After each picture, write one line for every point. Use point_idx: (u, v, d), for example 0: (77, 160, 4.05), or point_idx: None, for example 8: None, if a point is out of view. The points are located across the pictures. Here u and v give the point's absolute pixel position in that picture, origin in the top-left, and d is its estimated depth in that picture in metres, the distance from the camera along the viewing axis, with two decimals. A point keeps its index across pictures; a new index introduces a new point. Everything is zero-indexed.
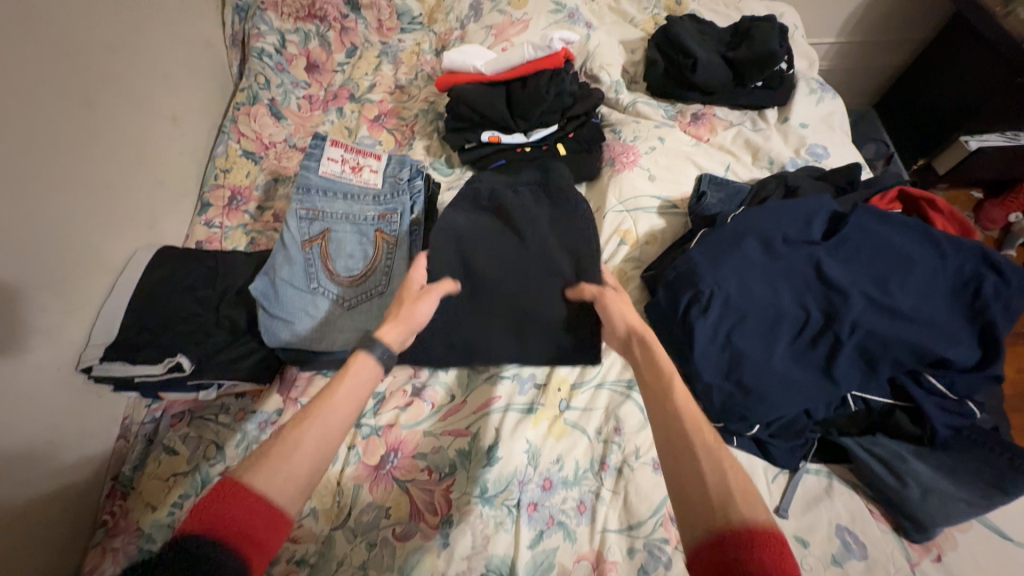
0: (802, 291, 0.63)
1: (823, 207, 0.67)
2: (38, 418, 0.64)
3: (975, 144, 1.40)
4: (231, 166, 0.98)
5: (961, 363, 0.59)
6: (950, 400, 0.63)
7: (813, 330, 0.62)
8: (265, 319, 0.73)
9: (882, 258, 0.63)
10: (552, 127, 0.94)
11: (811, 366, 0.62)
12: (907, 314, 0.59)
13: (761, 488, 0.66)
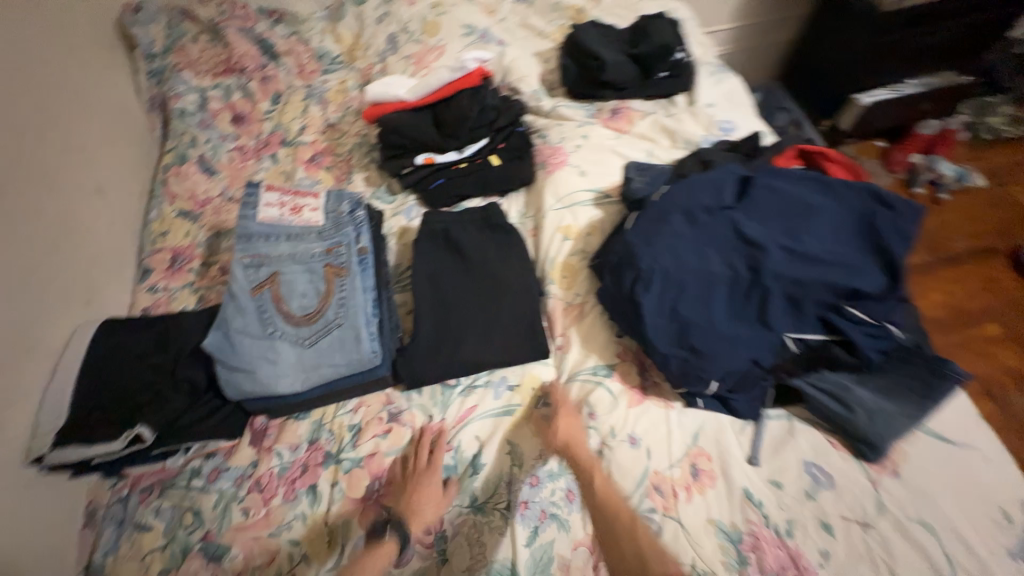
0: (729, 254, 0.69)
1: (732, 175, 0.74)
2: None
3: (868, 100, 1.68)
4: (168, 228, 0.97)
5: (876, 290, 0.65)
6: (873, 326, 0.66)
7: (744, 288, 0.67)
8: (225, 373, 0.72)
9: (790, 211, 0.69)
10: (481, 142, 0.98)
11: (750, 319, 0.67)
12: (819, 258, 0.66)
13: (731, 441, 0.71)
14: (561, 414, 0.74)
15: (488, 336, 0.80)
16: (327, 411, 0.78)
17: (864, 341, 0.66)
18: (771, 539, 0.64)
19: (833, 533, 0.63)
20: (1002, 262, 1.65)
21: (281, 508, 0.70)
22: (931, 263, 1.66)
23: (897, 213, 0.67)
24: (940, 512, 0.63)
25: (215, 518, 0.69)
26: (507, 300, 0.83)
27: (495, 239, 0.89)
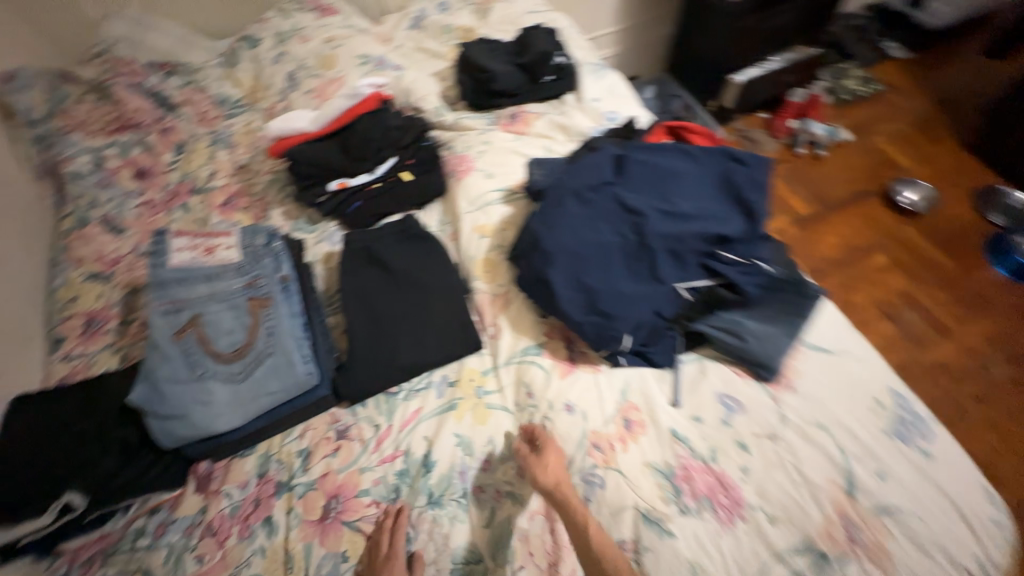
0: (619, 224, 0.77)
1: (613, 159, 0.84)
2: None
3: (742, 78, 1.91)
4: (77, 294, 0.93)
5: (741, 232, 0.77)
6: (744, 265, 0.77)
7: (637, 251, 0.76)
8: (156, 423, 0.71)
9: (662, 180, 0.80)
10: (390, 160, 1.03)
11: (646, 277, 0.75)
12: (690, 214, 0.76)
13: (655, 389, 0.79)
14: (551, 451, 0.72)
15: (422, 339, 0.84)
16: (272, 442, 0.78)
17: (738, 279, 0.76)
18: (699, 467, 0.71)
19: (749, 451, 0.71)
20: (877, 201, 1.90)
21: (238, 546, 0.70)
22: (822, 211, 1.88)
23: (743, 168, 0.81)
24: (830, 412, 0.73)
25: (167, 572, 0.68)
26: (436, 302, 0.87)
27: (415, 248, 0.93)
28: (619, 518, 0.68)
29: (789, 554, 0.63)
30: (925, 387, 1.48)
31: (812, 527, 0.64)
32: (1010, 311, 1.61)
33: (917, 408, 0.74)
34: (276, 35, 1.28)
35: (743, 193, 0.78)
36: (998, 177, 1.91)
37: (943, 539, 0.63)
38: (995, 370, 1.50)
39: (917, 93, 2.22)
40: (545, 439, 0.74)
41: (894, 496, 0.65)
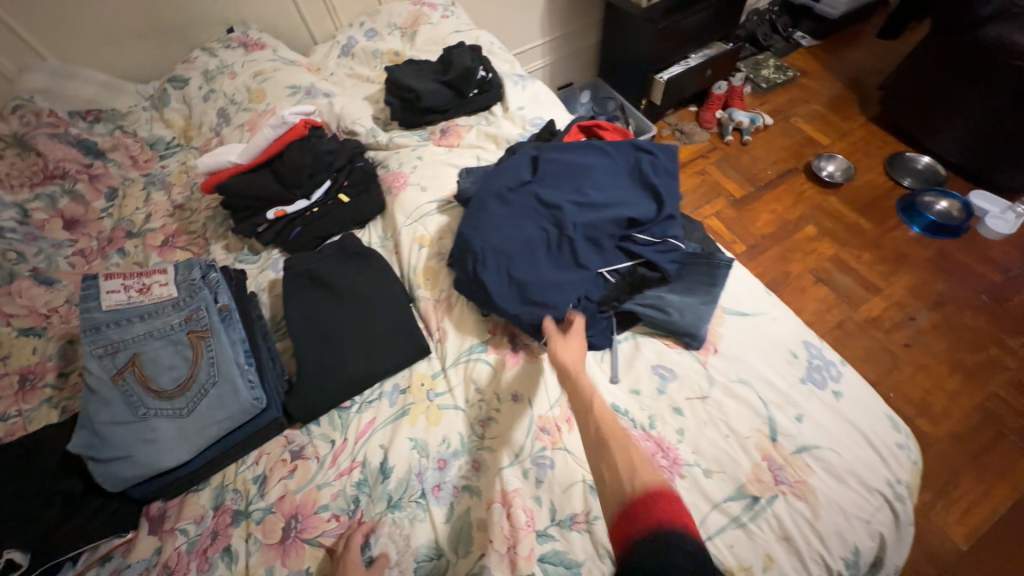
0: (540, 219, 0.83)
1: (534, 159, 0.91)
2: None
3: (665, 77, 2.01)
4: (8, 351, 0.89)
5: (649, 216, 0.84)
6: (659, 244, 0.84)
7: (559, 241, 0.81)
8: (100, 467, 0.71)
9: (576, 174, 0.87)
10: (326, 184, 1.06)
11: (570, 264, 0.81)
12: (601, 204, 0.83)
13: (596, 368, 0.82)
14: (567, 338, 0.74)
15: (370, 351, 0.86)
16: (227, 472, 0.79)
17: (654, 257, 0.84)
18: (639, 436, 0.75)
19: (683, 414, 0.77)
20: (803, 177, 2.04)
21: None
22: (755, 192, 2.01)
23: (647, 157, 0.89)
24: (751, 368, 0.80)
25: None
26: (382, 313, 0.90)
27: (356, 266, 0.96)
28: (570, 493, 0.72)
29: (725, 502, 0.69)
30: (862, 342, 1.60)
31: (742, 474, 0.70)
32: (927, 264, 1.76)
33: (827, 353, 0.82)
34: (204, 74, 1.29)
35: (648, 180, 0.87)
36: (904, 144, 2.10)
37: (854, 468, 0.71)
38: (919, 319, 1.64)
39: (828, 76, 2.40)
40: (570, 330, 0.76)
41: (811, 435, 0.73)
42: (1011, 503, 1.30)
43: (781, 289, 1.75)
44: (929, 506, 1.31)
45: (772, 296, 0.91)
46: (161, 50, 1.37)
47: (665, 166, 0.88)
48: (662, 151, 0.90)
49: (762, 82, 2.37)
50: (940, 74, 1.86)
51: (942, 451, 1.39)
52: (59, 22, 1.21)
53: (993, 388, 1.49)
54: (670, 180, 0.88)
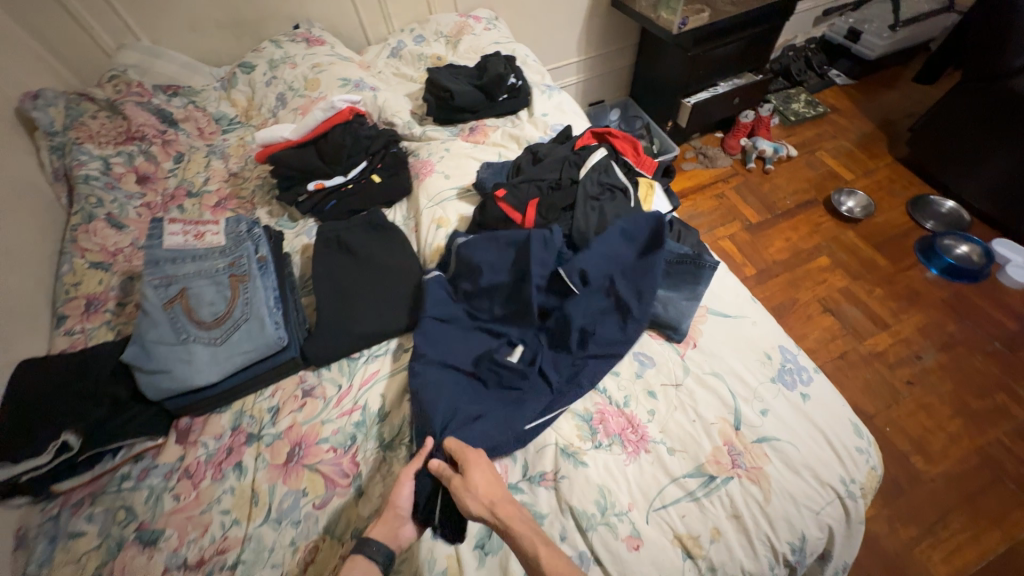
0: (478, 390, 0.86)
1: (487, 313, 0.94)
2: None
3: (692, 102, 2.08)
4: (81, 279, 1.05)
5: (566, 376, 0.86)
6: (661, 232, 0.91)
7: (496, 410, 0.82)
8: (145, 377, 0.83)
9: (511, 345, 0.90)
10: (361, 164, 1.19)
11: (499, 424, 0.79)
12: (534, 374, 0.86)
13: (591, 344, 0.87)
14: (476, 469, 0.70)
15: (381, 313, 0.96)
16: (246, 400, 0.90)
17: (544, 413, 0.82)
18: (613, 412, 0.83)
19: (656, 397, 0.84)
20: (822, 210, 2.06)
21: (210, 486, 0.80)
22: (772, 218, 2.04)
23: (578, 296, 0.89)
24: (726, 364, 0.86)
25: (147, 509, 0.78)
26: (398, 281, 1.00)
27: (379, 237, 1.07)
28: (542, 453, 0.79)
29: (684, 477, 0.76)
30: (864, 374, 1.61)
31: (702, 455, 0.77)
32: (942, 305, 1.76)
33: (800, 358, 0.88)
34: (270, 61, 1.46)
35: (570, 343, 0.87)
36: (929, 187, 2.10)
37: (810, 462, 0.76)
38: (926, 358, 1.63)
39: (859, 114, 2.42)
40: (467, 454, 0.72)
41: (772, 428, 0.79)
42: (1002, 549, 1.27)
43: (787, 314, 1.76)
44: (916, 542, 1.30)
45: (758, 302, 0.98)
46: (237, 40, 1.55)
47: (588, 318, 0.88)
48: (594, 296, 0.88)
49: (791, 114, 2.40)
50: (969, 125, 1.87)
51: (936, 489, 1.38)
52: (156, 10, 1.41)
53: (997, 434, 1.46)
54: (596, 336, 0.87)
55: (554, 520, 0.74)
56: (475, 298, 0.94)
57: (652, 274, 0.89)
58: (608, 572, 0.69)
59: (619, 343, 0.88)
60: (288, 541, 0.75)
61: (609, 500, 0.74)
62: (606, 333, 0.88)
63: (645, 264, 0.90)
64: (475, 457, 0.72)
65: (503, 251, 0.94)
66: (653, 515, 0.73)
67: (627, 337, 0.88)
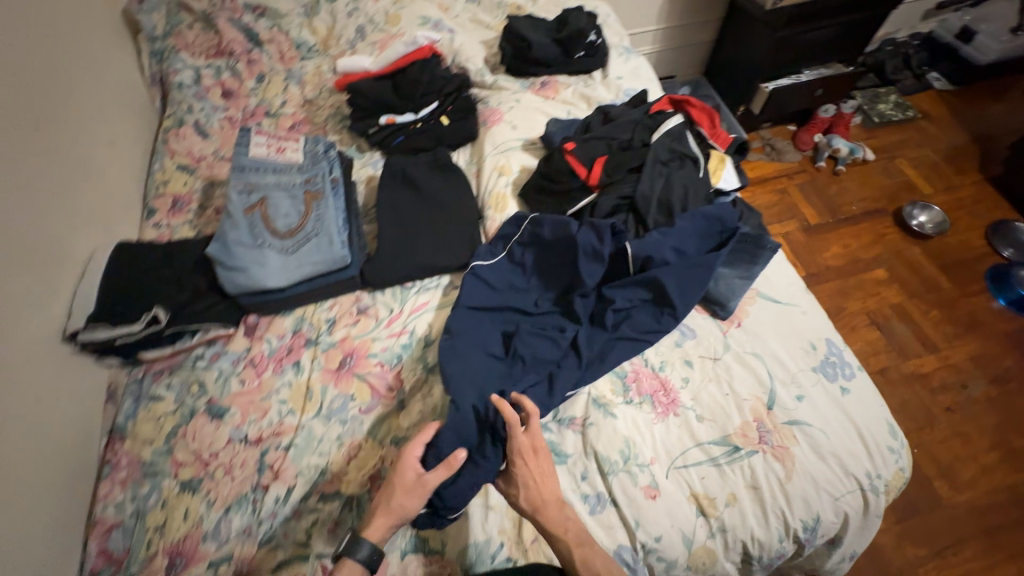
0: (512, 369, 0.86)
1: (525, 294, 0.95)
2: (24, 381, 0.75)
3: (771, 87, 1.97)
4: (169, 179, 1.14)
5: (599, 351, 0.87)
6: (726, 231, 0.92)
7: (531, 387, 0.82)
8: (225, 273, 0.90)
9: (544, 320, 0.91)
10: (433, 104, 1.20)
11: (534, 386, 0.82)
12: (566, 347, 0.87)
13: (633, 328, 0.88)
14: (534, 459, 0.71)
15: (438, 249, 1.00)
16: (307, 309, 0.97)
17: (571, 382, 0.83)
18: (647, 373, 0.86)
19: (692, 366, 0.86)
20: (889, 221, 1.95)
21: (271, 378, 0.88)
22: (833, 222, 1.95)
23: (618, 287, 0.90)
24: (768, 347, 0.86)
25: (216, 388, 0.87)
26: (457, 221, 1.04)
27: (443, 177, 1.11)
28: (574, 401, 0.83)
29: (708, 444, 0.78)
30: (902, 393, 1.56)
31: (731, 426, 0.79)
32: (1003, 338, 1.67)
33: (846, 354, 0.87)
34: None
35: (606, 323, 0.88)
36: (1017, 214, 1.94)
37: (838, 452, 0.77)
38: (972, 389, 1.57)
39: (954, 124, 2.24)
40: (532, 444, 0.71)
41: (806, 413, 0.79)
42: None
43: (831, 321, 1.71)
44: (921, 562, 1.30)
45: (811, 294, 0.96)
46: None
47: (627, 303, 0.89)
48: (635, 284, 0.89)
49: (875, 115, 2.22)
50: None
51: (956, 516, 1.36)
52: None
53: None
54: (630, 321, 0.88)
55: (576, 461, 0.78)
56: (516, 271, 0.97)
57: (698, 282, 0.88)
58: (623, 513, 0.73)
59: (655, 333, 0.87)
60: (335, 436, 0.82)
61: (633, 451, 0.77)
62: (640, 320, 0.88)
63: (695, 268, 0.88)
64: (538, 456, 0.71)
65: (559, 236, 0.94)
66: (674, 472, 0.76)
67: (661, 326, 0.88)
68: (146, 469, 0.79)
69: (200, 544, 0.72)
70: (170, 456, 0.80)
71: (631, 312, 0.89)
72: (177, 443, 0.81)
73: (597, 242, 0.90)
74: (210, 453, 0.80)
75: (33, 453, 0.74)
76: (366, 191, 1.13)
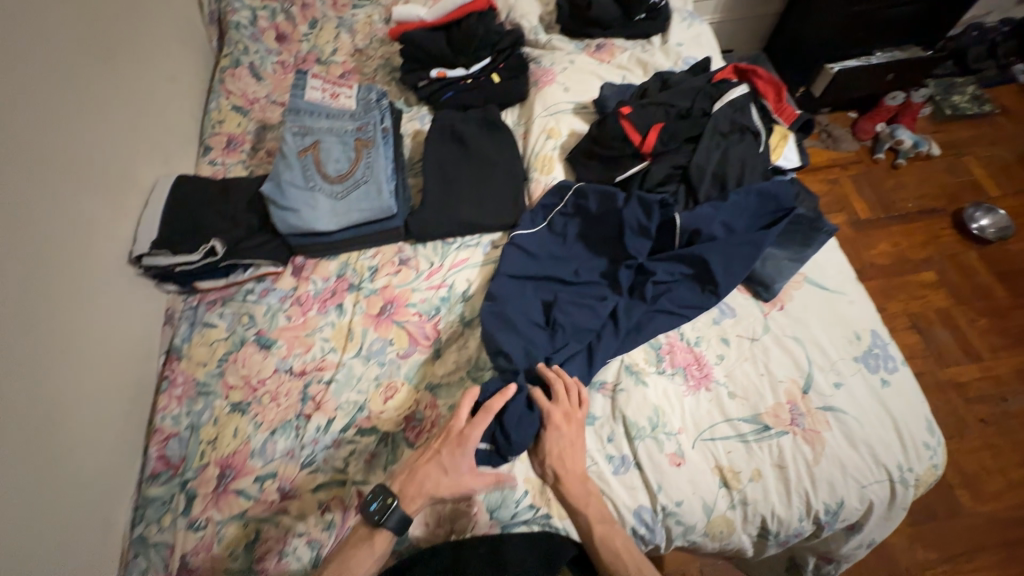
0: (552, 338, 0.85)
1: (565, 263, 0.94)
2: (94, 296, 0.82)
3: (836, 68, 1.85)
4: (224, 118, 1.17)
5: (638, 322, 0.87)
6: (780, 211, 0.89)
7: (569, 355, 0.83)
8: (277, 212, 0.93)
9: (583, 288, 0.91)
10: (485, 61, 1.19)
11: (570, 348, 0.84)
12: (605, 316, 0.87)
13: (674, 302, 0.87)
14: (568, 428, 0.75)
15: (483, 207, 1.01)
16: (351, 255, 1.00)
17: (608, 348, 0.83)
18: (682, 347, 0.86)
19: (729, 345, 0.85)
20: (947, 221, 1.84)
21: (316, 317, 0.92)
22: (886, 219, 1.85)
23: (661, 261, 0.89)
24: (810, 333, 0.85)
25: (264, 321, 0.91)
26: (502, 181, 1.04)
27: (491, 135, 1.10)
28: (607, 365, 0.84)
29: (738, 420, 0.79)
30: (935, 400, 1.52)
31: (763, 406, 0.79)
32: None
33: (892, 346, 0.85)
34: None
35: (646, 294, 0.87)
36: None
37: (871, 441, 0.76)
38: (1013, 403, 1.51)
39: None
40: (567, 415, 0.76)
41: (841, 401, 0.79)
42: None
43: None
44: (931, 565, 1.29)
45: (860, 284, 0.93)
46: None
47: (668, 276, 0.88)
48: (677, 258, 0.88)
49: (947, 107, 2.06)
50: None
51: (974, 525, 1.33)
52: None
53: None
54: (669, 294, 0.88)
55: (604, 423, 0.80)
56: (558, 241, 0.96)
57: (744, 259, 0.86)
58: (645, 476, 0.75)
59: (692, 307, 0.87)
60: (373, 376, 0.85)
61: (662, 419, 0.79)
62: (681, 294, 0.88)
63: (744, 247, 0.87)
64: (571, 426, 0.76)
65: (608, 206, 0.93)
66: (700, 443, 0.77)
67: (703, 302, 0.87)
68: (200, 388, 0.86)
69: (249, 459, 0.78)
70: (221, 378, 0.86)
71: (672, 287, 0.88)
72: (227, 368, 0.87)
73: (642, 218, 0.90)
74: (258, 379, 0.85)
75: (102, 361, 0.81)
76: (413, 145, 1.13)
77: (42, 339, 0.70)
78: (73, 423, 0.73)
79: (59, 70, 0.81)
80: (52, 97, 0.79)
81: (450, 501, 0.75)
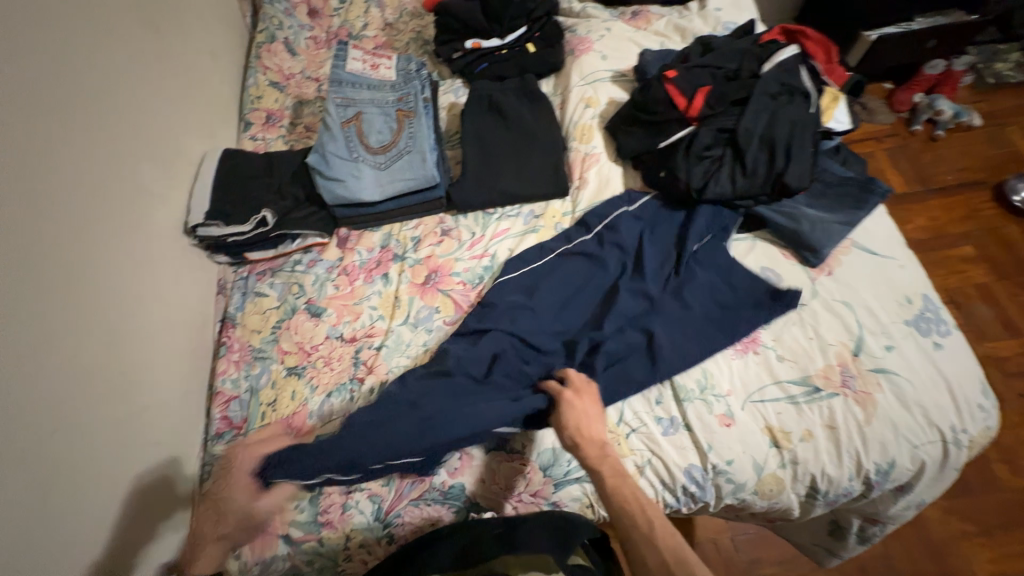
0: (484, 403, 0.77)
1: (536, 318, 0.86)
2: (154, 263, 0.85)
3: (875, 35, 1.79)
4: (262, 94, 1.18)
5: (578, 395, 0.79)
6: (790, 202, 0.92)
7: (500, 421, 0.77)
8: (323, 182, 0.95)
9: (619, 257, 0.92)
10: (521, 30, 1.17)
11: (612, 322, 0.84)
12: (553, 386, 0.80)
13: (624, 376, 0.80)
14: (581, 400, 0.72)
15: (520, 177, 1.01)
16: (394, 226, 1.01)
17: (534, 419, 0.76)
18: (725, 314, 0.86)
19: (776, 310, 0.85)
20: (986, 194, 1.78)
21: (363, 286, 0.94)
22: (922, 191, 1.80)
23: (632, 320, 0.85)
24: (860, 297, 0.84)
25: (313, 289, 0.94)
26: (541, 150, 1.03)
27: (527, 105, 1.09)
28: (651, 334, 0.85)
29: (787, 382, 0.79)
30: None
31: (813, 367, 0.79)
32: None
33: (945, 313, 0.83)
34: None
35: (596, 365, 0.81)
36: None
37: (923, 403, 0.76)
38: None
39: None
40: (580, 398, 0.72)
41: (893, 363, 0.78)
42: None
43: None
44: (965, 537, 1.28)
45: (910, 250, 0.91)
46: None
47: (622, 345, 0.82)
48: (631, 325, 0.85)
49: (990, 75, 1.98)
50: None
51: (1010, 499, 1.32)
52: None
53: None
54: (618, 366, 0.81)
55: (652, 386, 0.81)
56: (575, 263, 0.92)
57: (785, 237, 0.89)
58: (696, 437, 0.76)
59: (635, 384, 0.80)
60: (422, 342, 0.87)
61: (710, 382, 0.80)
62: (635, 367, 0.81)
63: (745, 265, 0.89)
64: (585, 400, 0.72)
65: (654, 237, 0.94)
66: (749, 404, 0.78)
67: (651, 376, 0.80)
68: (256, 355, 0.89)
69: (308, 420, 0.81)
70: (276, 345, 0.89)
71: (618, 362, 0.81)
72: (281, 336, 0.90)
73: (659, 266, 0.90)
74: (312, 345, 0.88)
75: (165, 326, 0.85)
76: (449, 117, 1.14)
77: (110, 304, 0.74)
78: (143, 383, 0.78)
79: (112, 43, 0.83)
80: (109, 70, 0.82)
81: (506, 459, 0.77)
